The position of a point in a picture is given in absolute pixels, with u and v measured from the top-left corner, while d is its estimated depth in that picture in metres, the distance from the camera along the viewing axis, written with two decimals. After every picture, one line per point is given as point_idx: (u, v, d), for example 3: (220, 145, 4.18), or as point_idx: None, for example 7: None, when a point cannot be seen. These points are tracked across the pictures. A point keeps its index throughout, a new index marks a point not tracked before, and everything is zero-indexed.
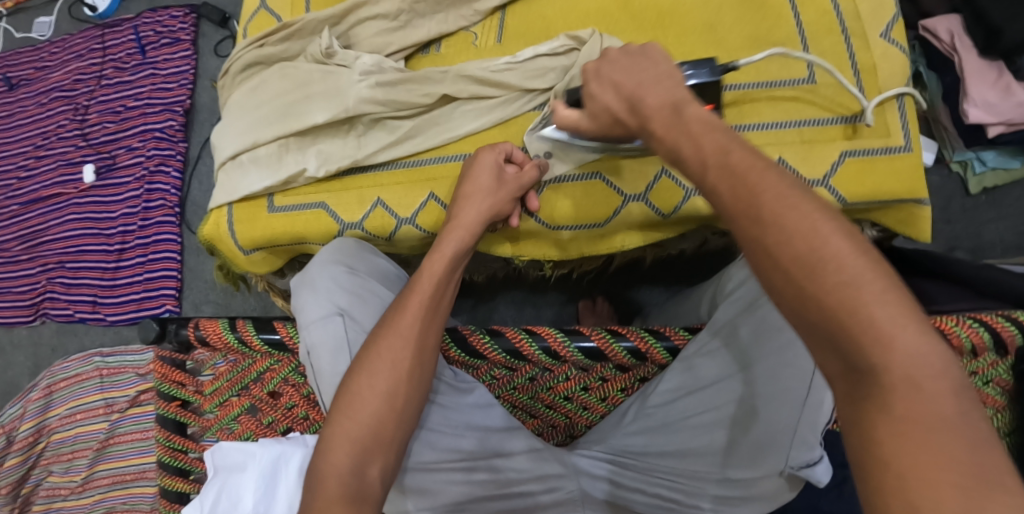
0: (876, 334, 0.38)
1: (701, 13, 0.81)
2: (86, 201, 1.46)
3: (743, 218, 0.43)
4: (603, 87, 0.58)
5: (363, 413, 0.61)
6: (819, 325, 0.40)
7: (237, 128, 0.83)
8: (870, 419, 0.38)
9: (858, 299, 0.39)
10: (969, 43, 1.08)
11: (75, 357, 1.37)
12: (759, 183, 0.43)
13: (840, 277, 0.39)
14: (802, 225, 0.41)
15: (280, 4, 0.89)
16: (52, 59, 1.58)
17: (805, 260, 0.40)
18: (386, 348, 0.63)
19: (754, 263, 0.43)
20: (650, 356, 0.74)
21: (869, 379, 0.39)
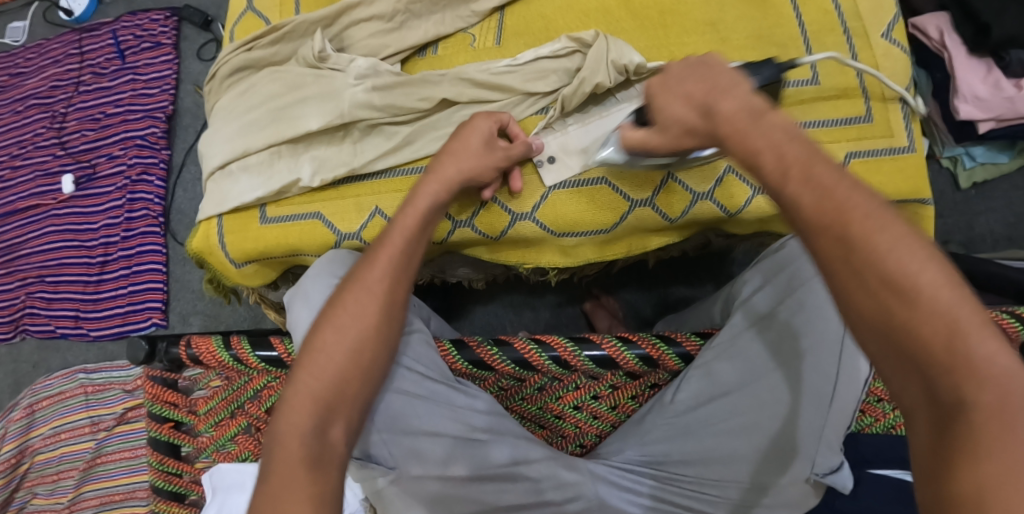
0: (967, 366, 0.40)
1: (704, 12, 0.79)
2: (66, 212, 1.41)
3: (829, 235, 0.44)
4: (670, 99, 0.56)
5: (326, 373, 0.58)
6: (904, 354, 0.42)
7: (225, 135, 0.79)
8: (952, 448, 0.39)
9: (945, 326, 0.40)
10: (958, 40, 1.06)
11: (58, 374, 1.33)
12: (848, 200, 0.44)
13: (934, 306, 0.41)
14: (893, 248, 0.42)
15: (267, 5, 0.86)
16: (27, 66, 1.53)
17: (897, 286, 0.42)
18: (354, 305, 0.61)
19: (837, 283, 0.44)
20: (663, 363, 0.72)
21: (953, 410, 0.40)
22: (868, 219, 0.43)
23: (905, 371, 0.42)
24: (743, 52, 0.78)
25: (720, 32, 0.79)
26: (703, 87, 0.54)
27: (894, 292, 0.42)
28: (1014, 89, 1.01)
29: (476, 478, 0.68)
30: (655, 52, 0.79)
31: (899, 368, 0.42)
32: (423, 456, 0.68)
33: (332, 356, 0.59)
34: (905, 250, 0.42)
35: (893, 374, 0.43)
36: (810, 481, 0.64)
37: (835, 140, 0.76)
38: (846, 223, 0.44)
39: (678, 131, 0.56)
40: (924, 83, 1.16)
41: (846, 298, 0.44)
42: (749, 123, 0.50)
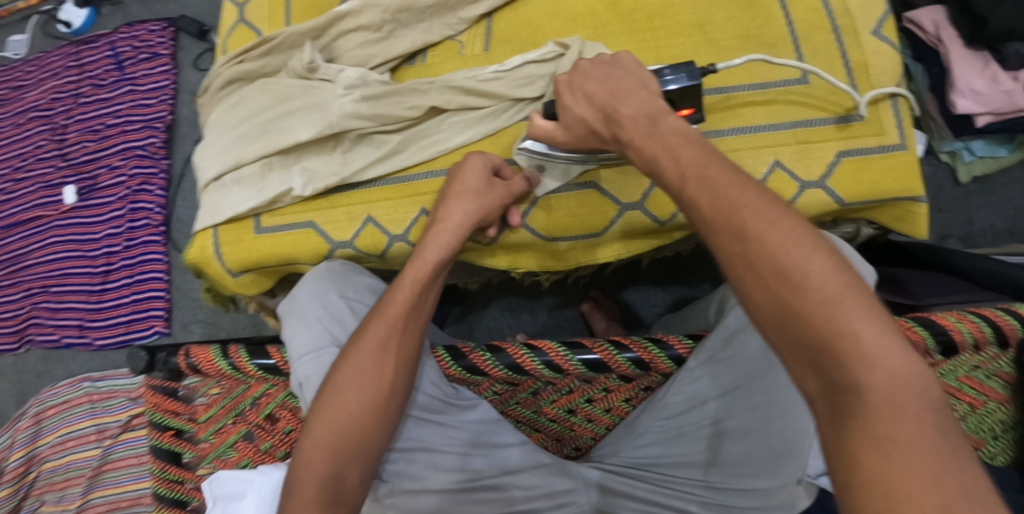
0: (857, 350, 0.42)
1: (693, 13, 0.80)
2: (68, 223, 1.42)
3: (723, 229, 0.47)
4: (576, 98, 0.61)
5: (341, 426, 0.62)
6: (800, 342, 0.44)
7: (217, 148, 0.80)
8: (851, 432, 0.41)
9: (830, 313, 0.43)
10: (954, 33, 1.07)
11: (64, 384, 1.37)
12: (739, 198, 0.48)
13: (823, 295, 0.44)
14: (781, 240, 0.45)
15: (258, 16, 0.87)
16: (27, 78, 1.55)
17: (790, 279, 0.45)
18: (372, 366, 0.64)
19: (734, 277, 0.47)
20: (654, 366, 0.72)
21: (850, 396, 0.42)
22: (757, 215, 0.46)
23: (804, 362, 0.44)
24: (729, 53, 0.78)
25: (708, 33, 0.79)
26: (607, 89, 0.59)
27: (788, 286, 0.45)
28: (1012, 83, 1.03)
29: (468, 490, 0.70)
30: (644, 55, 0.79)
31: (797, 357, 0.44)
32: (418, 474, 0.70)
33: (350, 408, 0.63)
34: (790, 245, 0.45)
35: (793, 364, 0.45)
36: (804, 483, 0.66)
37: (824, 140, 0.76)
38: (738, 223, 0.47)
39: (581, 129, 0.62)
40: (921, 77, 1.17)
41: (748, 291, 0.46)
42: (645, 134, 0.55)
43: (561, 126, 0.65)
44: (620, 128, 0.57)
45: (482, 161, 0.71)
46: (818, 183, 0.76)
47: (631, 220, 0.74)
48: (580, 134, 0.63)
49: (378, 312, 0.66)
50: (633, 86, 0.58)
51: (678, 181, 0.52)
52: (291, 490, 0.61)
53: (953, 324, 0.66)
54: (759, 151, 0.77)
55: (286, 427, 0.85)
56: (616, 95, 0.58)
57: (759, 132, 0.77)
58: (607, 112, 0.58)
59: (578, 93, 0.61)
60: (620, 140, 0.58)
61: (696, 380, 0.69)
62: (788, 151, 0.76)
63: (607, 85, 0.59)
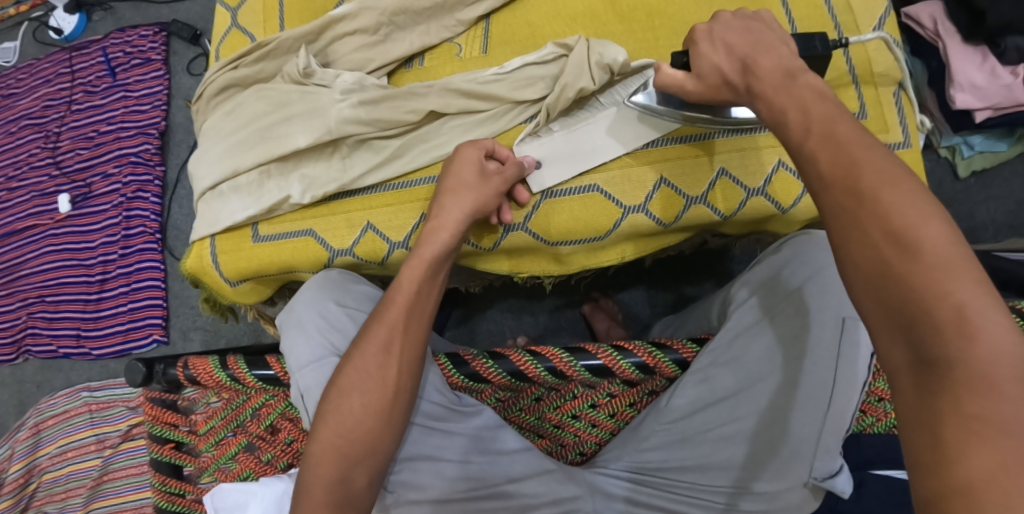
0: (960, 321, 0.39)
1: (693, 12, 0.78)
2: (64, 231, 1.41)
3: (840, 184, 0.45)
4: (712, 46, 0.59)
5: (347, 429, 0.61)
6: (897, 309, 0.42)
7: (215, 155, 0.79)
8: (937, 409, 0.39)
9: (935, 276, 0.40)
10: (951, 27, 1.07)
11: (62, 393, 1.33)
12: (862, 155, 0.45)
13: (934, 260, 0.41)
14: (900, 201, 0.43)
15: (252, 21, 0.85)
16: (19, 86, 1.53)
17: (902, 238, 0.42)
18: (376, 368, 0.63)
19: (843, 241, 0.45)
20: (659, 370, 0.71)
21: (941, 370, 0.39)
22: (879, 173, 0.44)
23: (898, 331, 0.42)
24: None
25: None
26: (749, 39, 0.57)
27: (895, 248, 0.42)
28: (1011, 77, 1.03)
29: (473, 500, 0.69)
30: (644, 55, 0.78)
31: (890, 324, 0.42)
32: (420, 483, 0.69)
33: (356, 409, 0.62)
34: (902, 208, 0.43)
35: (885, 334, 0.43)
36: (808, 485, 0.63)
37: None
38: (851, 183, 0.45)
39: (715, 80, 0.59)
40: (919, 73, 1.17)
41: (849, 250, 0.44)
42: (779, 85, 0.53)
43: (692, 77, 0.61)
44: (755, 80, 0.55)
45: (474, 153, 0.70)
46: None
47: (637, 222, 0.73)
48: (713, 84, 0.59)
49: (379, 312, 0.65)
50: (773, 40, 0.57)
51: (801, 135, 0.49)
52: (301, 492, 0.60)
53: None
54: None
55: (288, 438, 0.83)
56: (754, 47, 0.56)
57: None
58: (746, 62, 0.56)
59: (716, 42, 0.59)
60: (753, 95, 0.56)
61: (715, 374, 0.68)
62: None
63: (747, 36, 0.57)
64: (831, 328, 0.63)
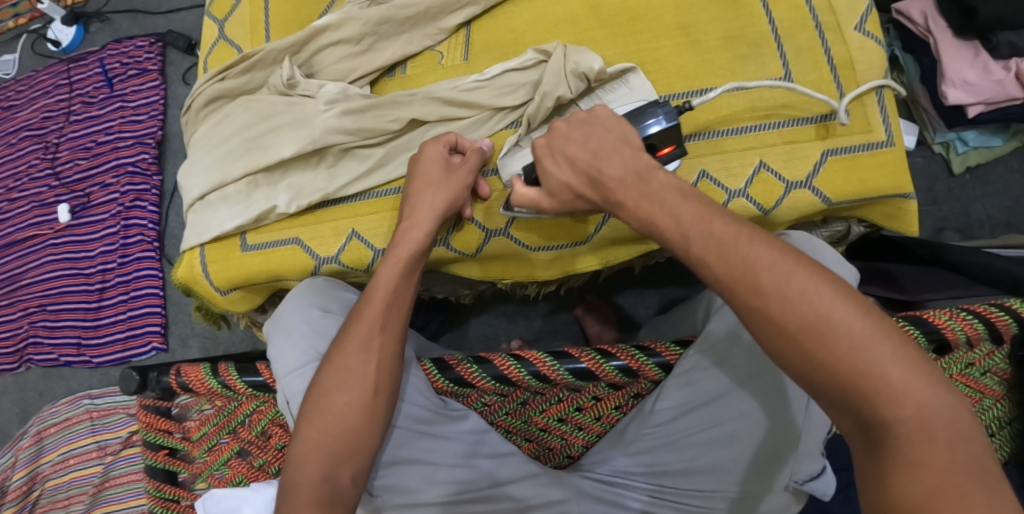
0: (887, 390, 0.45)
1: (675, 15, 0.79)
2: (63, 241, 1.43)
3: (739, 283, 0.49)
4: (558, 163, 0.63)
5: (331, 426, 0.62)
6: (832, 388, 0.47)
7: (203, 166, 0.80)
8: (885, 464, 0.44)
9: (847, 353, 0.46)
10: (943, 24, 1.09)
11: (63, 401, 1.35)
12: (749, 251, 0.49)
13: (849, 340, 0.46)
14: (794, 289, 0.48)
15: (239, 33, 0.86)
16: (18, 98, 1.55)
17: (816, 327, 0.47)
18: (358, 365, 0.64)
19: (763, 335, 0.49)
20: (642, 373, 0.72)
21: (882, 431, 0.45)
22: (773, 269, 0.49)
23: (834, 403, 0.47)
24: (715, 53, 0.78)
25: (691, 35, 0.78)
26: (589, 151, 0.61)
27: (813, 335, 0.47)
28: (1003, 72, 1.05)
29: (461, 503, 0.70)
30: (628, 58, 0.78)
31: (827, 395, 0.47)
32: (408, 488, 0.70)
33: (342, 406, 0.63)
34: (800, 301, 0.47)
35: (826, 405, 0.48)
36: (790, 489, 0.63)
37: (810, 139, 0.76)
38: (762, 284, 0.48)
39: (567, 195, 0.64)
40: (911, 69, 1.18)
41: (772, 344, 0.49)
42: (638, 197, 0.56)
43: (546, 193, 0.66)
44: (608, 189, 0.59)
45: (438, 149, 0.70)
46: (806, 183, 0.75)
47: (618, 227, 0.74)
48: (567, 199, 0.64)
49: (358, 310, 0.67)
50: (616, 143, 0.60)
51: (680, 238, 0.53)
52: (286, 491, 0.61)
53: (946, 323, 0.67)
54: (744, 152, 0.76)
55: (280, 442, 0.83)
56: (598, 156, 0.60)
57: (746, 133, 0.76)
58: (592, 175, 0.60)
59: (560, 157, 0.63)
60: (610, 203, 0.60)
61: (694, 383, 0.69)
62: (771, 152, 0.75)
63: (588, 147, 0.61)
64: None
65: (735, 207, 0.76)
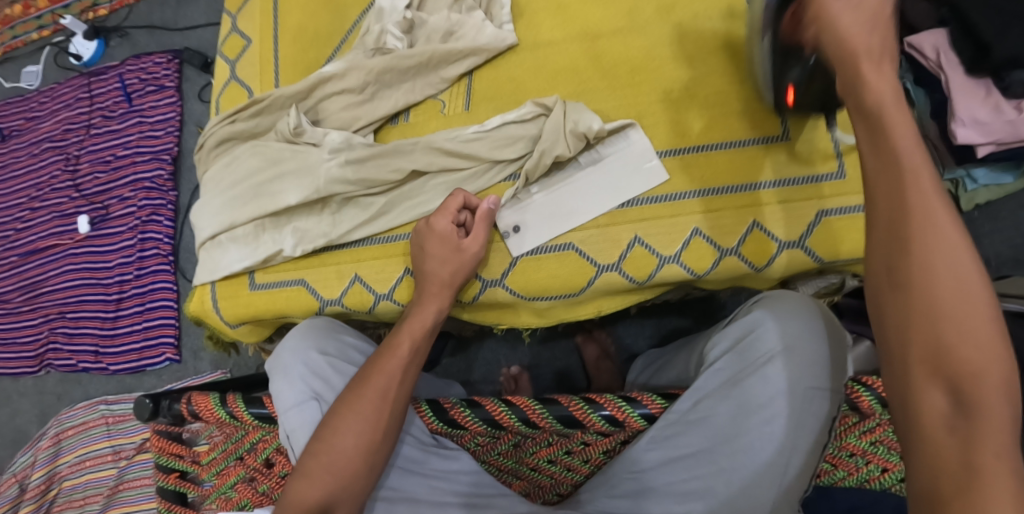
0: (976, 336, 0.46)
1: (672, 69, 0.79)
2: (82, 251, 1.47)
3: (897, 197, 0.49)
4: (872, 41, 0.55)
5: (339, 467, 0.65)
6: (925, 319, 0.47)
7: (213, 208, 0.83)
8: (966, 412, 0.44)
9: (977, 328, 0.46)
10: (955, 59, 1.03)
11: (81, 405, 1.40)
12: (921, 184, 0.48)
13: (955, 276, 0.47)
14: (940, 225, 0.48)
15: (250, 74, 0.89)
16: (41, 109, 1.60)
17: (934, 252, 0.47)
18: (372, 410, 0.67)
19: (892, 250, 0.49)
20: (628, 424, 0.73)
21: (970, 379, 0.45)
22: (924, 193, 0.48)
23: (926, 340, 0.47)
24: (713, 105, 0.78)
25: (689, 88, 0.79)
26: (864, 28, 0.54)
27: (955, 297, 0.46)
28: None
29: None
30: (621, 112, 0.79)
31: (919, 332, 0.47)
32: None
33: (349, 446, 0.65)
34: (939, 230, 0.47)
35: (912, 344, 0.47)
36: None
37: (806, 198, 0.74)
38: (929, 221, 0.48)
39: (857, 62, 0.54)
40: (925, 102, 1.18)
41: (908, 288, 0.48)
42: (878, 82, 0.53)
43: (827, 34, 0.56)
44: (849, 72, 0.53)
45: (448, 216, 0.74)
46: (799, 242, 0.74)
47: (611, 281, 0.75)
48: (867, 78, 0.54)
49: (376, 360, 0.70)
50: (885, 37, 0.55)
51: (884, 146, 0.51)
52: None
53: None
54: (739, 210, 0.74)
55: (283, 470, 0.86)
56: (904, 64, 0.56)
57: (742, 190, 0.75)
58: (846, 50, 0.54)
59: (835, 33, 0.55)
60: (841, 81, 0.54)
61: (678, 435, 0.72)
62: (771, 212, 0.74)
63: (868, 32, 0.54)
64: (795, 398, 0.67)
65: (728, 264, 0.74)
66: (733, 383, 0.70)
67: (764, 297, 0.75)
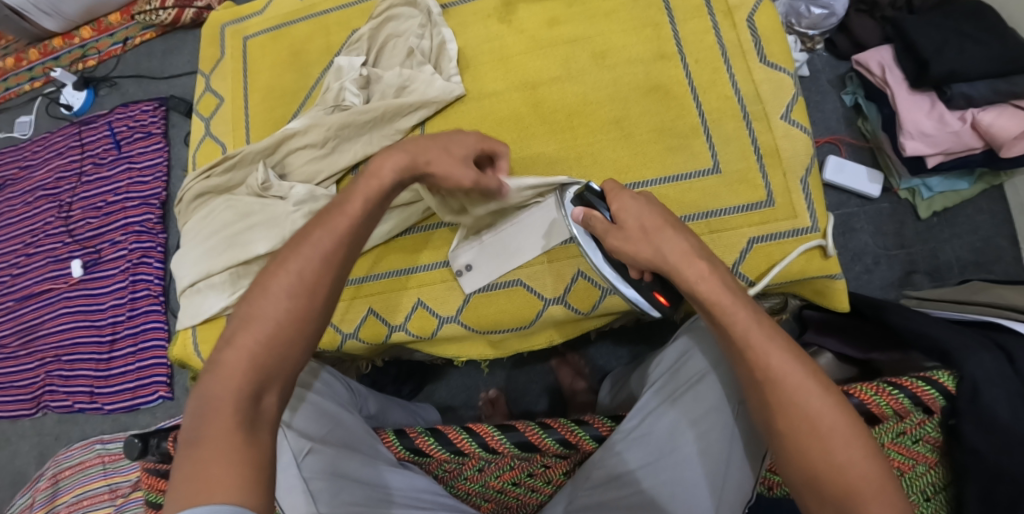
0: (837, 436, 0.61)
1: (609, 109, 0.89)
2: (76, 294, 1.53)
3: (741, 348, 0.65)
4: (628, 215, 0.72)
5: (269, 332, 0.63)
6: (794, 434, 0.62)
7: (192, 258, 0.90)
8: (842, 495, 0.59)
9: (839, 450, 0.60)
10: (898, 76, 1.24)
11: (78, 445, 1.46)
12: (750, 336, 0.65)
13: (803, 396, 0.62)
14: (776, 361, 0.63)
15: (222, 130, 1.01)
16: (34, 158, 1.66)
17: (781, 382, 0.63)
18: (311, 273, 0.65)
19: (756, 385, 0.65)
20: (580, 446, 0.80)
21: (839, 472, 0.60)
22: (762, 338, 0.64)
23: (800, 450, 0.62)
24: (646, 146, 0.86)
25: (624, 128, 0.88)
26: (636, 222, 0.72)
27: (811, 434, 0.61)
28: (958, 123, 1.16)
29: None
30: (565, 153, 0.88)
31: (791, 445, 0.62)
32: None
33: (277, 307, 0.64)
34: (781, 361, 0.63)
35: (791, 454, 0.62)
36: None
37: (737, 227, 0.82)
38: (776, 387, 0.63)
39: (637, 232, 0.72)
40: (875, 117, 1.32)
41: (777, 437, 0.64)
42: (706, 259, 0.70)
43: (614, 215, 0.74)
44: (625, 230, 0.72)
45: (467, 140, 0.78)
46: (732, 269, 0.82)
47: (556, 312, 0.86)
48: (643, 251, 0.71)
49: (323, 219, 0.68)
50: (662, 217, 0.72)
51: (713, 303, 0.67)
52: (202, 418, 0.59)
53: (872, 398, 0.79)
54: None
55: None
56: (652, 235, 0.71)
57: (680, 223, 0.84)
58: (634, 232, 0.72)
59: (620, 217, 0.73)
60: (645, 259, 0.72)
61: (625, 451, 0.76)
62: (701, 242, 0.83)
63: (641, 220, 0.72)
64: (728, 412, 0.74)
65: None
66: (670, 401, 0.77)
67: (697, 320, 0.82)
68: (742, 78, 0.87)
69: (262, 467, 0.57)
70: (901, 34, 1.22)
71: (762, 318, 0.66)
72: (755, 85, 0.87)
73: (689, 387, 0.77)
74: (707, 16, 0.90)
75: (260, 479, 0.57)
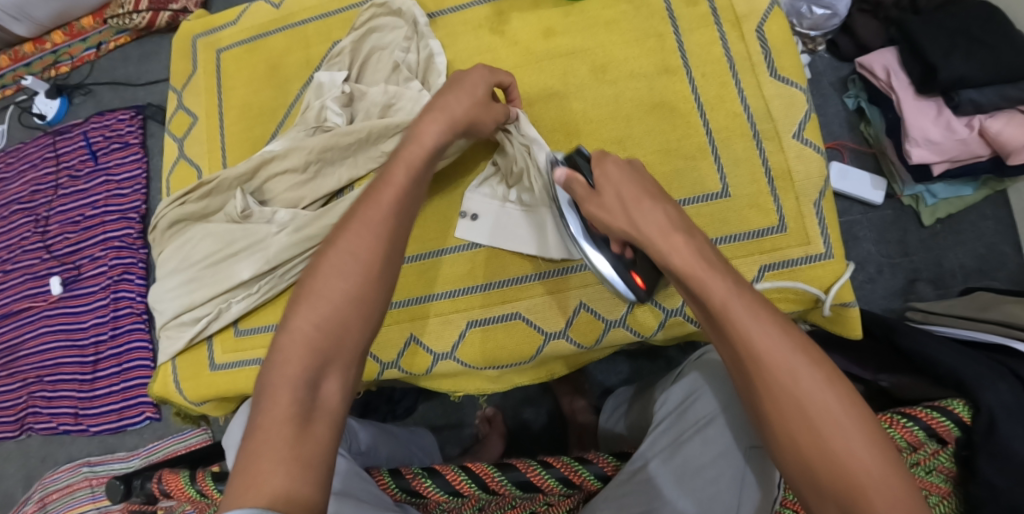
0: (800, 374, 0.56)
1: (612, 129, 0.85)
2: (56, 313, 1.48)
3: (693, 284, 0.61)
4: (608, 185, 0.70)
5: (340, 298, 0.62)
6: (755, 372, 0.57)
7: (170, 290, 0.86)
8: (812, 435, 0.55)
9: (801, 387, 0.56)
10: (904, 81, 1.19)
11: (65, 467, 1.41)
12: (697, 269, 0.61)
13: (762, 330, 0.58)
14: (723, 293, 0.59)
15: (199, 152, 0.96)
16: (8, 170, 1.60)
17: (730, 314, 0.58)
18: (366, 253, 0.64)
19: (710, 320, 0.60)
20: (585, 486, 0.77)
21: (804, 409, 0.55)
22: (710, 268, 0.60)
23: (764, 390, 0.57)
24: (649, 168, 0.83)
25: (627, 149, 0.84)
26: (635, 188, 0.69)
27: (771, 371, 0.57)
28: (965, 131, 1.13)
29: None
30: None
31: (753, 383, 0.58)
32: None
33: (341, 284, 0.63)
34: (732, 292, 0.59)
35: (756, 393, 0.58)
36: None
37: (747, 254, 0.80)
38: (727, 318, 0.58)
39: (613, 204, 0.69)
40: (879, 122, 1.28)
41: (747, 382, 0.59)
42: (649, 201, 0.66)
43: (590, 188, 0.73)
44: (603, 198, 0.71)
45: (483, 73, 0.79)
46: None
47: (558, 347, 0.85)
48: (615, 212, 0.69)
49: (377, 189, 0.68)
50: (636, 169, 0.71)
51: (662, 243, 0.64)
52: (260, 406, 0.58)
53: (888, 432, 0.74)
54: None
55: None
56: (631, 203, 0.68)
57: None
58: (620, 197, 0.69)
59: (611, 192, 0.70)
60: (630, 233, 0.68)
61: (627, 495, 0.73)
62: None
63: (634, 182, 0.69)
64: (739, 456, 0.70)
65: (673, 323, 0.83)
66: (676, 445, 0.74)
67: (703, 355, 0.80)
68: (752, 93, 0.83)
69: (311, 467, 0.55)
70: (906, 37, 1.18)
71: (705, 249, 0.62)
72: (766, 101, 0.83)
73: (697, 429, 0.74)
74: (714, 26, 0.86)
75: (315, 476, 0.55)
